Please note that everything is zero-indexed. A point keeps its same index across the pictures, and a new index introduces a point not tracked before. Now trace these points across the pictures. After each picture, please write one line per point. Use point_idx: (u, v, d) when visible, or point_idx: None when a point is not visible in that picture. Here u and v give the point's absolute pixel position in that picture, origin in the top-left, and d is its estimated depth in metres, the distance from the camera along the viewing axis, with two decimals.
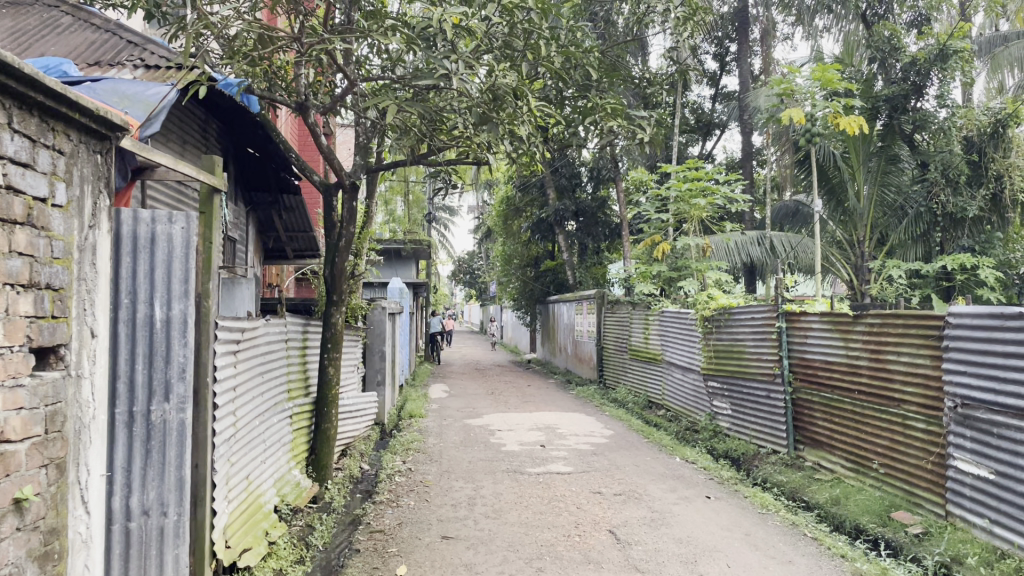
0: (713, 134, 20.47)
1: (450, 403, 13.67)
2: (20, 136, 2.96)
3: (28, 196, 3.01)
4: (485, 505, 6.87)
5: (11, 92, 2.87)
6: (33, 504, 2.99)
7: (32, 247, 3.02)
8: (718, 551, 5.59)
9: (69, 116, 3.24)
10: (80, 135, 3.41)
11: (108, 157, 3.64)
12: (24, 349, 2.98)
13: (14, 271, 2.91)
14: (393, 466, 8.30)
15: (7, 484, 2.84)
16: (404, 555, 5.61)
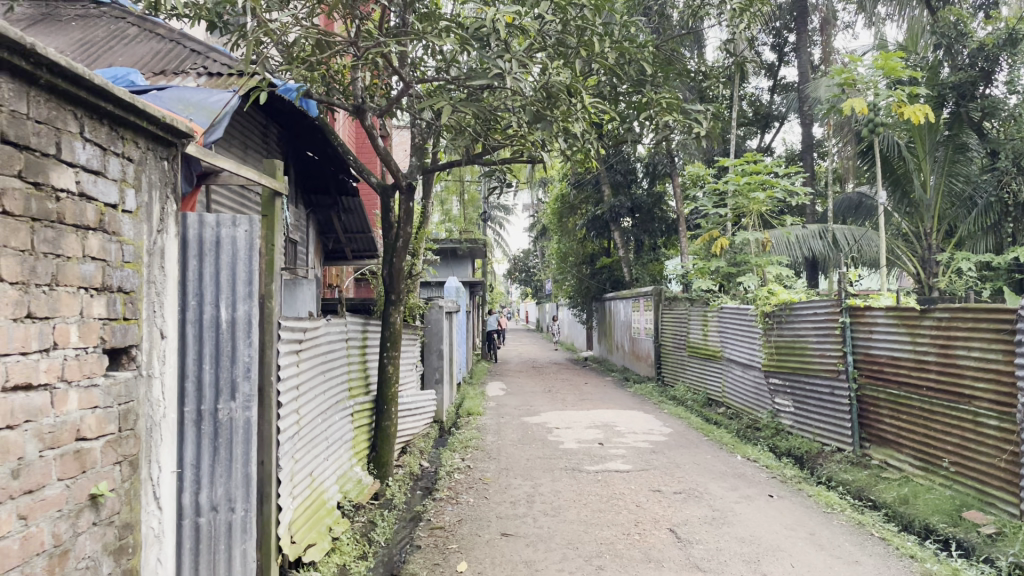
0: (772, 127, 20.10)
1: (508, 400, 13.73)
2: (91, 145, 3.07)
3: (99, 203, 3.12)
4: (544, 503, 6.88)
5: (81, 102, 2.97)
6: (108, 500, 3.10)
7: (103, 252, 3.14)
8: (781, 550, 5.50)
9: (136, 124, 3.35)
10: (147, 142, 3.51)
11: (174, 163, 3.75)
12: (98, 350, 3.09)
13: (88, 275, 3.02)
14: (452, 464, 8.37)
15: (84, 480, 2.95)
16: (463, 552, 5.66)
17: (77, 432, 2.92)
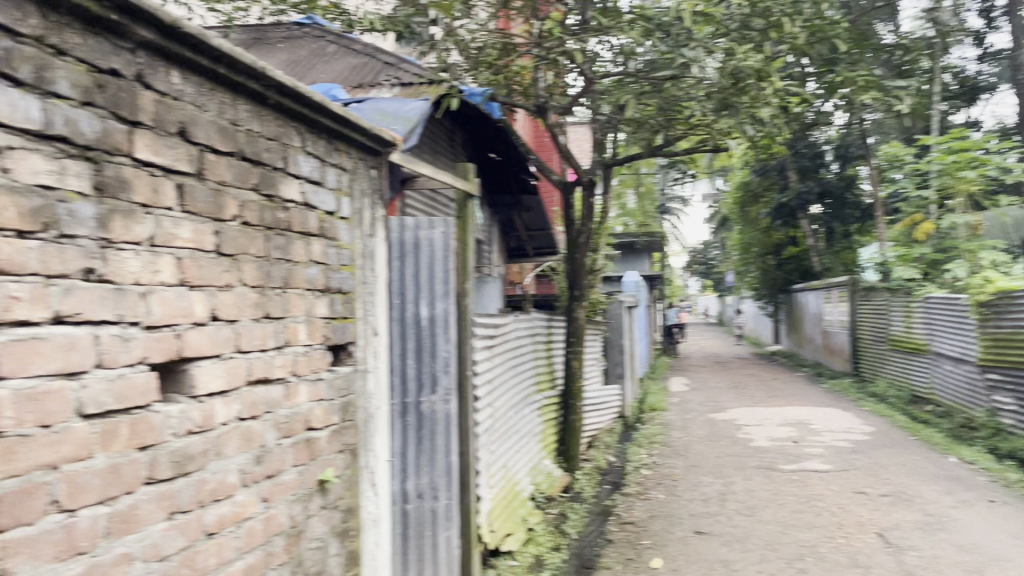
0: (980, 99, 18.40)
1: (694, 396, 13.48)
2: (311, 158, 3.32)
3: (319, 210, 3.36)
4: (738, 502, 6.68)
5: (303, 118, 3.21)
6: (333, 485, 3.35)
7: (324, 256, 3.38)
8: (1009, 561, 5.02)
9: (349, 136, 3.58)
10: (357, 153, 3.75)
11: (380, 171, 3.98)
12: (322, 347, 3.34)
13: (312, 278, 3.27)
14: (640, 460, 8.34)
15: (313, 467, 3.20)
16: (657, 548, 5.62)
17: (307, 422, 3.17)
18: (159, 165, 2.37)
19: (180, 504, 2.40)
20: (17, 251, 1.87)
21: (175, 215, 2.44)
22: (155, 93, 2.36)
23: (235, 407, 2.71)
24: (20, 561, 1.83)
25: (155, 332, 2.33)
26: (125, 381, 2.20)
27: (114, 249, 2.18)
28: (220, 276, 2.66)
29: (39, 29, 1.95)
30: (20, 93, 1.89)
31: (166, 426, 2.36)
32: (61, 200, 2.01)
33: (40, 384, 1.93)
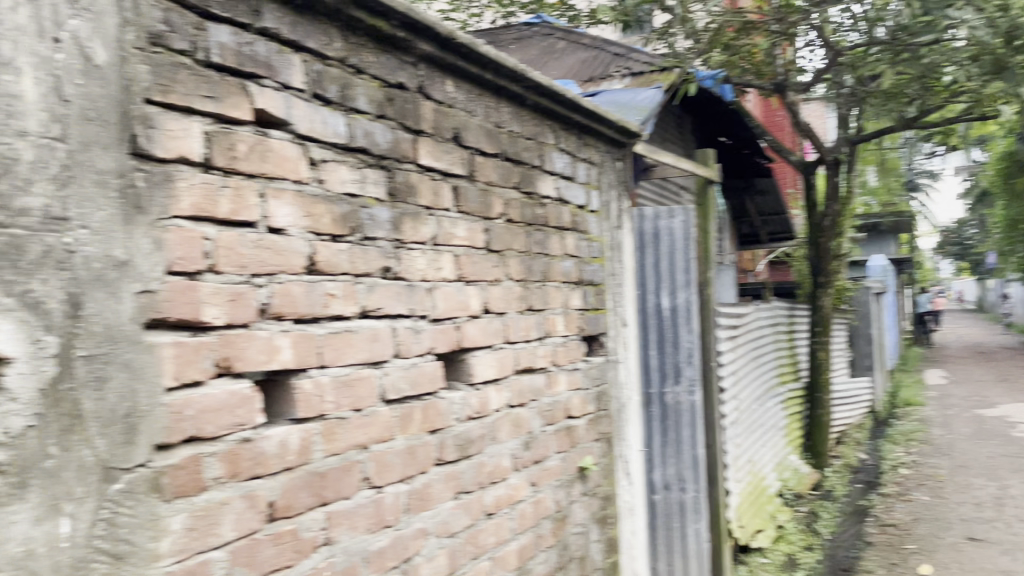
0: None
1: (955, 389, 12.29)
2: (564, 154, 3.40)
3: (572, 205, 3.45)
4: (1019, 508, 6.01)
5: (557, 116, 3.30)
6: (592, 472, 3.42)
7: (578, 249, 3.46)
8: None
9: (597, 131, 3.63)
10: (604, 146, 3.79)
11: (625, 163, 4.00)
12: (578, 338, 3.43)
13: (568, 270, 3.36)
14: (896, 458, 7.75)
15: (574, 454, 3.29)
16: (925, 554, 5.20)
17: (567, 410, 3.27)
18: (437, 169, 2.54)
19: (464, 484, 2.56)
20: (331, 253, 2.09)
21: (452, 216, 2.60)
22: (433, 103, 2.53)
23: (506, 395, 2.85)
24: (343, 531, 2.05)
25: (438, 325, 2.51)
26: (416, 369, 2.39)
27: (404, 249, 2.37)
28: (490, 271, 2.80)
29: (343, 52, 2.15)
30: (331, 111, 2.10)
31: (451, 412, 2.53)
32: (363, 206, 2.21)
33: (351, 371, 2.14)
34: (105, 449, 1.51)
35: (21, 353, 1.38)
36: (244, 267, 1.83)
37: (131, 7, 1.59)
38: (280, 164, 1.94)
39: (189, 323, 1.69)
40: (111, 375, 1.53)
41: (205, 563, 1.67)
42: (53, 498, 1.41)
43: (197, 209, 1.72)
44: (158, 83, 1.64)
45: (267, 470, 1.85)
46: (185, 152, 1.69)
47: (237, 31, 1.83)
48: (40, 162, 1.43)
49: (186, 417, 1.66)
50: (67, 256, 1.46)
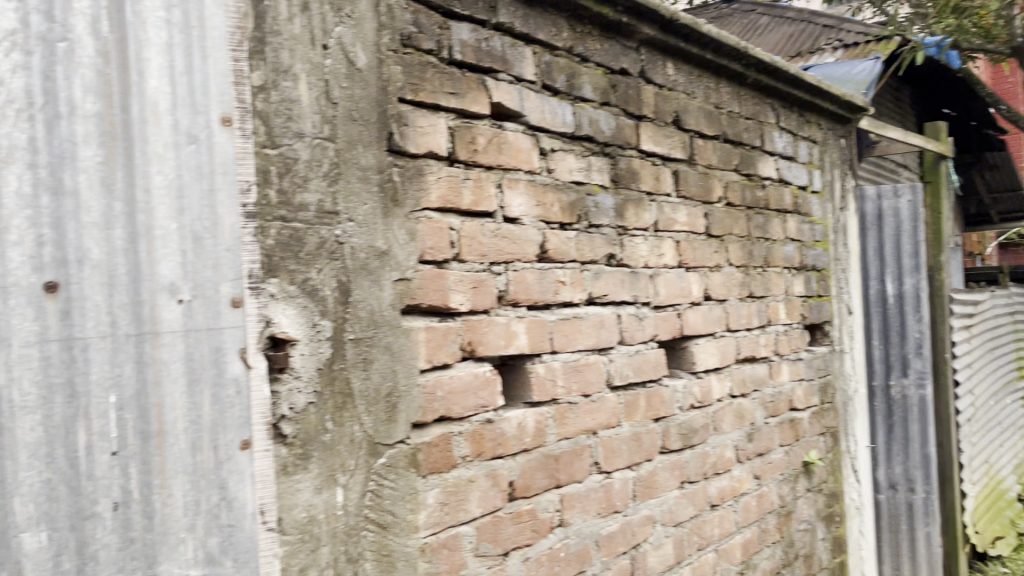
0: None
1: None
2: (785, 133, 3.26)
3: (793, 186, 3.30)
4: None
5: (778, 93, 3.17)
6: (817, 468, 3.27)
7: (800, 233, 3.31)
8: None
9: (820, 107, 3.45)
10: (827, 123, 3.59)
11: (849, 140, 3.77)
12: (800, 326, 3.29)
13: (789, 255, 3.22)
14: None
15: (798, 448, 3.16)
16: None
17: (790, 402, 3.15)
18: (659, 154, 2.51)
19: (689, 474, 2.53)
20: (562, 241, 2.12)
21: (673, 201, 2.57)
22: (654, 87, 2.51)
23: (728, 384, 2.78)
24: (576, 514, 2.09)
25: (662, 312, 2.49)
26: (642, 357, 2.38)
27: (628, 236, 2.37)
28: (712, 257, 2.74)
29: (570, 41, 2.18)
30: (559, 100, 2.14)
31: (675, 400, 2.50)
32: (589, 193, 2.23)
33: (581, 357, 2.16)
34: (371, 425, 1.62)
35: (304, 336, 1.52)
36: (484, 255, 1.90)
37: (386, 12, 1.70)
38: (515, 155, 2.00)
39: (438, 309, 1.79)
40: (375, 357, 1.65)
41: (456, 537, 1.76)
42: (330, 469, 1.54)
43: (444, 201, 1.81)
44: (409, 82, 1.75)
45: (507, 451, 1.92)
46: (432, 147, 1.79)
47: (476, 28, 1.90)
48: (315, 161, 1.56)
49: (437, 398, 1.76)
50: (338, 247, 1.59)
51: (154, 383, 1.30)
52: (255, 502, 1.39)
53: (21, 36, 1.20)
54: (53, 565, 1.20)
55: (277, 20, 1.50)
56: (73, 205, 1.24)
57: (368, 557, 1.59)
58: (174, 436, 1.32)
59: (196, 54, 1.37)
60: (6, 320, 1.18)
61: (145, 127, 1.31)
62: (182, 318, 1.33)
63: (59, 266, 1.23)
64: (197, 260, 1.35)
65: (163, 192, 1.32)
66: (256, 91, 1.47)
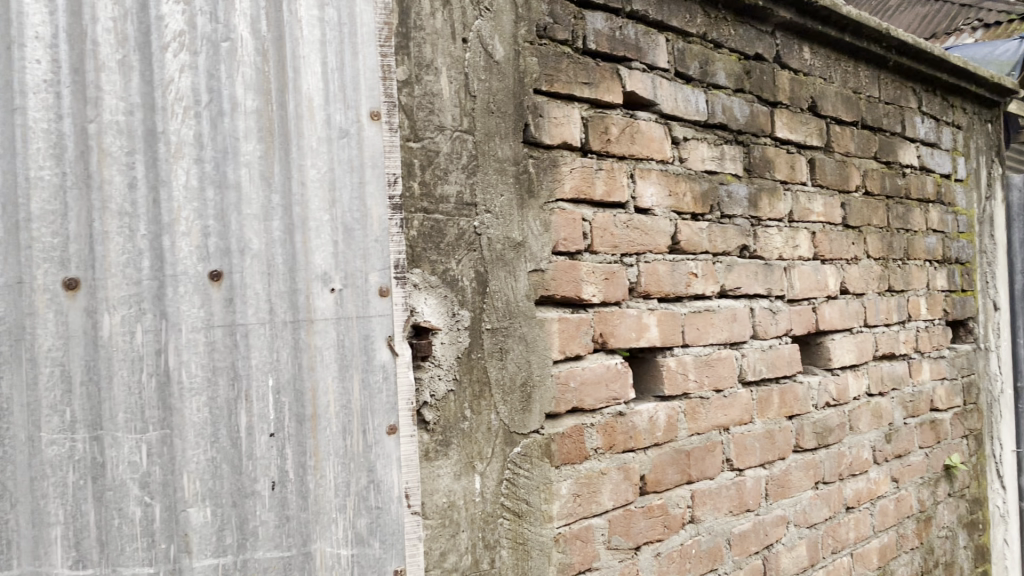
0: None
1: None
2: (927, 118, 3.10)
3: (936, 174, 3.12)
4: None
5: (920, 76, 3.02)
6: (960, 473, 3.09)
7: (942, 224, 3.14)
8: None
9: (966, 90, 3.26)
10: (974, 107, 3.39)
11: (997, 125, 3.54)
12: (942, 322, 3.11)
13: (931, 247, 3.06)
14: None
15: (939, 450, 3.00)
16: None
17: (931, 402, 2.99)
18: (794, 142, 2.45)
19: (824, 474, 2.44)
20: (694, 232, 2.07)
21: (809, 190, 2.49)
22: (789, 72, 2.45)
23: (864, 382, 2.67)
24: (708, 510, 2.04)
25: (797, 306, 2.40)
26: (775, 352, 2.30)
27: (763, 226, 2.30)
28: (849, 249, 2.63)
29: (703, 27, 2.16)
30: (692, 88, 2.11)
31: (809, 398, 2.42)
32: (722, 182, 2.18)
33: (713, 351, 2.11)
34: (507, 415, 1.63)
35: (444, 325, 1.55)
36: (616, 246, 1.87)
37: (523, 4, 1.73)
38: (648, 144, 1.98)
39: (571, 300, 1.78)
40: (511, 347, 1.66)
41: (588, 529, 1.76)
42: (469, 456, 1.57)
43: (577, 191, 1.80)
44: (545, 73, 1.76)
45: (639, 445, 1.90)
46: (567, 137, 1.79)
47: (610, 17, 1.91)
48: (455, 153, 1.58)
49: (570, 389, 1.76)
50: (476, 238, 1.61)
51: (308, 369, 1.37)
52: (401, 487, 1.43)
53: (188, 37, 1.31)
54: (217, 537, 1.29)
55: (420, 15, 1.54)
56: (235, 198, 1.33)
57: (504, 544, 1.61)
58: (326, 419, 1.38)
59: (347, 50, 1.42)
60: (176, 307, 1.28)
61: (300, 122, 1.38)
62: (334, 306, 1.39)
63: (222, 255, 1.32)
64: (348, 251, 1.40)
65: (316, 185, 1.38)
66: (401, 85, 1.51)
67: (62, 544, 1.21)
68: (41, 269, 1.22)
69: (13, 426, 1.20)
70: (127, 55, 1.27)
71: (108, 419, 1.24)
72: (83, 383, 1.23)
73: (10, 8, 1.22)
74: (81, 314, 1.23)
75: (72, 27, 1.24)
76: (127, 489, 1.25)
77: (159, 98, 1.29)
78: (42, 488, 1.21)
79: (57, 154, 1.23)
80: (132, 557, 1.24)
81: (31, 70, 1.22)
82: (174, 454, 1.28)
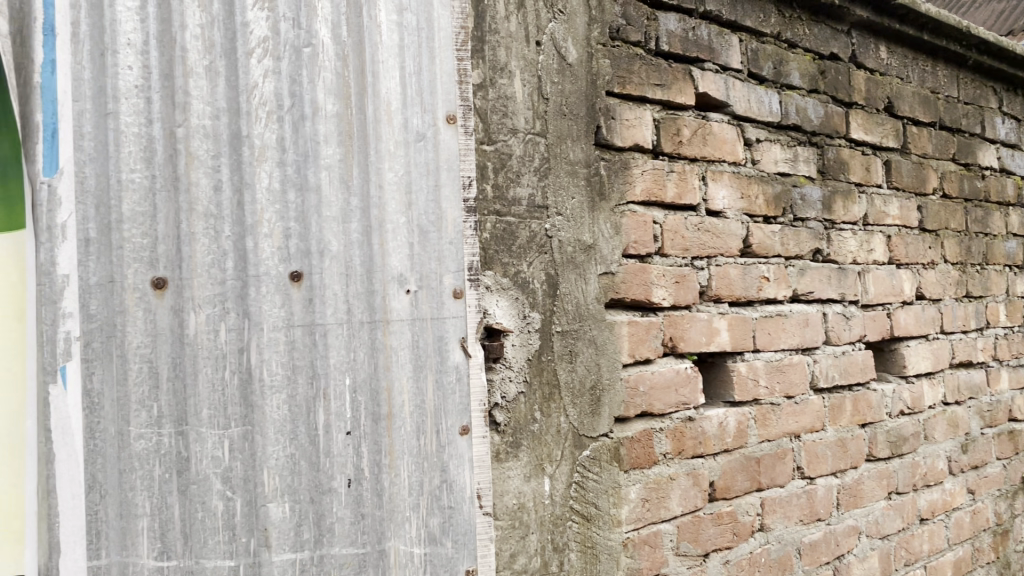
0: None
1: None
2: (1008, 119, 2.99)
3: (1016, 176, 3.02)
4: None
5: (1001, 75, 2.92)
6: None
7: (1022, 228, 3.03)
8: None
9: None
10: None
11: None
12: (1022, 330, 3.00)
13: (1011, 252, 2.95)
14: None
15: (1017, 462, 2.89)
16: None
17: (1009, 412, 2.89)
18: (870, 143, 2.39)
19: (897, 484, 2.37)
20: (766, 235, 2.04)
21: (884, 192, 2.43)
22: (865, 72, 2.40)
23: (940, 390, 2.59)
24: (778, 519, 2.01)
25: (871, 311, 2.35)
26: (848, 358, 2.25)
27: (836, 229, 2.26)
28: (926, 253, 2.56)
29: (778, 27, 2.13)
30: (765, 89, 2.09)
31: (883, 406, 2.36)
32: (796, 185, 2.14)
33: (785, 356, 2.07)
34: (577, 418, 1.63)
35: (516, 327, 1.55)
36: (687, 249, 1.85)
37: (596, 6, 1.72)
38: (720, 146, 1.95)
39: (641, 303, 1.77)
40: (581, 350, 1.65)
41: (657, 534, 1.74)
42: (539, 458, 1.57)
43: (648, 193, 1.79)
44: (617, 75, 1.75)
45: (709, 451, 1.87)
46: (638, 140, 1.78)
47: (683, 17, 1.90)
48: (528, 156, 1.59)
49: (640, 393, 1.74)
50: (547, 241, 1.61)
51: (384, 369, 1.39)
52: (473, 487, 1.44)
53: (272, 43, 1.34)
54: (295, 533, 1.32)
55: (495, 18, 1.55)
56: (316, 201, 1.36)
57: (573, 547, 1.61)
58: (401, 419, 1.39)
59: (424, 55, 1.44)
60: (259, 306, 1.32)
61: (378, 126, 1.40)
62: (410, 307, 1.40)
63: (303, 256, 1.35)
64: (423, 253, 1.42)
65: (393, 188, 1.41)
66: (476, 89, 1.52)
67: (149, 535, 1.25)
68: (131, 269, 1.26)
69: (104, 420, 1.24)
70: (213, 61, 1.31)
71: (193, 415, 1.28)
72: (169, 379, 1.27)
73: (105, 16, 1.27)
74: (168, 313, 1.27)
75: (162, 34, 1.29)
76: (211, 483, 1.28)
77: (244, 102, 1.32)
78: (131, 480, 1.25)
79: (146, 158, 1.27)
80: (214, 550, 1.28)
81: (123, 76, 1.27)
82: (255, 450, 1.31)
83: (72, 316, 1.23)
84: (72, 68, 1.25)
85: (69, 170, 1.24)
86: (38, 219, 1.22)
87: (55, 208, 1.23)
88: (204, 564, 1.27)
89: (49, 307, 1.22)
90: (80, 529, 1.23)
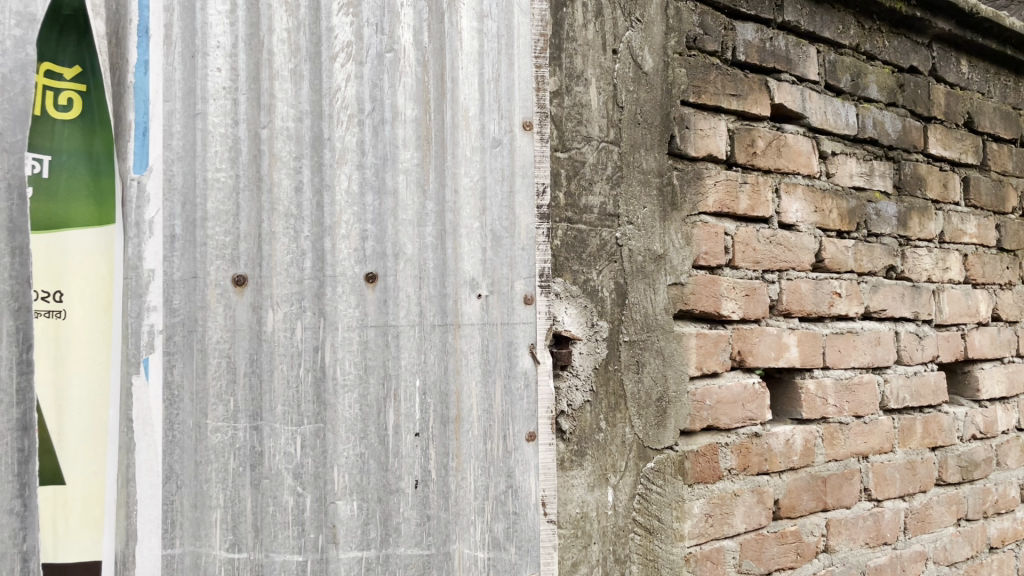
0: None
1: None
2: None
3: None
4: None
5: None
6: None
7: None
8: None
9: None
10: None
11: None
12: None
13: None
14: None
15: None
16: None
17: None
18: (948, 159, 2.33)
19: (967, 510, 2.30)
20: (839, 250, 2.00)
21: (962, 210, 2.36)
22: (945, 86, 2.34)
23: (1015, 415, 2.51)
24: (843, 540, 1.96)
25: (944, 331, 2.28)
26: (920, 379, 2.19)
27: (911, 246, 2.20)
28: (1002, 273, 2.49)
29: (857, 39, 2.09)
30: (842, 102, 2.05)
31: (955, 429, 2.29)
32: (871, 200, 2.10)
33: (855, 375, 2.02)
34: (642, 429, 1.62)
35: (585, 335, 1.54)
36: (758, 262, 1.83)
37: (675, 15, 1.72)
38: (795, 159, 1.93)
39: (710, 315, 1.75)
40: (648, 360, 1.64)
41: (719, 551, 1.71)
42: (603, 468, 1.56)
43: (721, 205, 1.77)
44: (693, 85, 1.74)
45: (774, 468, 1.84)
46: (712, 150, 1.77)
47: (761, 28, 1.88)
48: (601, 163, 1.58)
49: (706, 407, 1.72)
50: (618, 249, 1.60)
51: (454, 372, 1.40)
52: (538, 493, 1.44)
53: (355, 47, 1.36)
54: (362, 531, 1.33)
55: (573, 26, 1.55)
56: (392, 204, 1.37)
57: (634, 559, 1.59)
58: (469, 421, 1.40)
59: (503, 62, 1.45)
60: (334, 306, 1.34)
61: (455, 132, 1.42)
62: (480, 312, 1.41)
63: (378, 258, 1.36)
64: (495, 258, 1.43)
65: (468, 193, 1.42)
66: (552, 96, 1.52)
67: (221, 527, 1.28)
68: (213, 266, 1.28)
69: (183, 413, 1.27)
70: (299, 65, 1.34)
71: (268, 410, 1.30)
72: (246, 375, 1.29)
73: (197, 19, 1.30)
74: (247, 309, 1.30)
75: (250, 37, 1.32)
76: (282, 478, 1.30)
77: (326, 106, 1.35)
78: (206, 472, 1.27)
79: (231, 158, 1.30)
80: (284, 544, 1.30)
81: (213, 78, 1.30)
82: (326, 448, 1.33)
83: (156, 310, 1.25)
84: (164, 69, 1.28)
85: (159, 168, 1.26)
86: (127, 215, 1.24)
87: (143, 205, 1.25)
88: (274, 558, 1.29)
89: (135, 300, 1.24)
90: (156, 518, 1.24)
